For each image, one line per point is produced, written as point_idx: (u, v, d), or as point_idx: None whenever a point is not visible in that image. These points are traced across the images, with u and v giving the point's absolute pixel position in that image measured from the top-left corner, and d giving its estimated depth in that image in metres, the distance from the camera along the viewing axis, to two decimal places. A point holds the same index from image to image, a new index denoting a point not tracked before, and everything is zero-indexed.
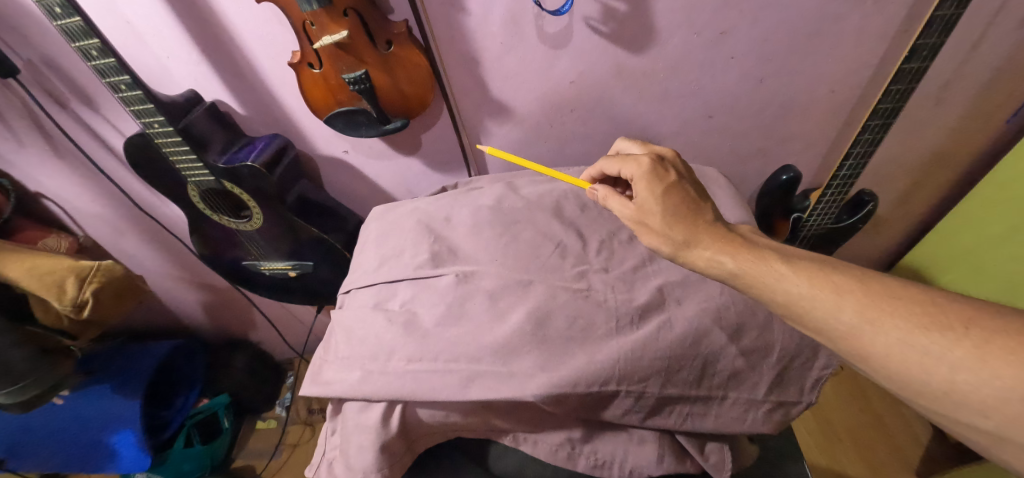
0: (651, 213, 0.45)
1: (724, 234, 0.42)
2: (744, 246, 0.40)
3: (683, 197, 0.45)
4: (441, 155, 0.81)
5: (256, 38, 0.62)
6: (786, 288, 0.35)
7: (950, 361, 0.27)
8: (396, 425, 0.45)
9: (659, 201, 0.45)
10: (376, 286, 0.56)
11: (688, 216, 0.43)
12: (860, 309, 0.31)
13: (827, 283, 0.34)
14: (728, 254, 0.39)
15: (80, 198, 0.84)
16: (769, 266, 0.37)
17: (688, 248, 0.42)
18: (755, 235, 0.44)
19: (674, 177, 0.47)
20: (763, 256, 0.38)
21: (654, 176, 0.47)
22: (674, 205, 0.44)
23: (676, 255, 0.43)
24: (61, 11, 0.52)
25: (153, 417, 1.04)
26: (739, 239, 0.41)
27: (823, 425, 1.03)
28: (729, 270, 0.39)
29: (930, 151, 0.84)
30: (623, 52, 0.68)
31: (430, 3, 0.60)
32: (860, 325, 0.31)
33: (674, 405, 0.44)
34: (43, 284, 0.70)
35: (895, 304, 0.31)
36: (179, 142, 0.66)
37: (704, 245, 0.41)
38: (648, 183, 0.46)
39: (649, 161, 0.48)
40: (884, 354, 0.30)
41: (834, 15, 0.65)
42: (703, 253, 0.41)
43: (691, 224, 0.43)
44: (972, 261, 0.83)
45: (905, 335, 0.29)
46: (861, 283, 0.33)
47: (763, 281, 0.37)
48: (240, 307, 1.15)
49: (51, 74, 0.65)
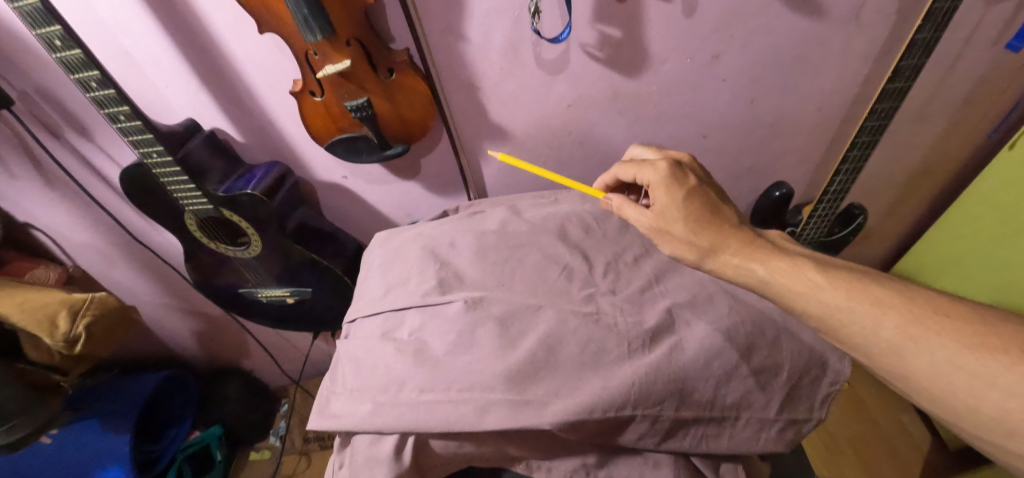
0: (674, 220, 0.47)
1: (750, 239, 0.44)
2: (773, 253, 0.42)
3: (705, 201, 0.47)
4: (441, 179, 0.82)
5: (256, 67, 0.63)
6: (822, 299, 0.36)
7: (1004, 386, 0.28)
8: (409, 458, 0.44)
9: (681, 206, 0.47)
10: (382, 315, 0.56)
11: (711, 222, 0.45)
12: (903, 326, 0.33)
13: (866, 295, 0.35)
14: (757, 261, 0.41)
15: (71, 228, 0.83)
16: (802, 275, 0.38)
17: (714, 255, 0.44)
18: (782, 241, 0.46)
19: (694, 180, 0.49)
20: (795, 262, 0.40)
21: (673, 181, 0.48)
22: (696, 210, 0.46)
23: (702, 261, 0.45)
24: (62, 44, 0.51)
25: (142, 452, 0.98)
26: (764, 245, 0.43)
27: (825, 438, 1.03)
28: (759, 277, 0.41)
29: (915, 165, 0.87)
30: (619, 77, 0.70)
31: (431, 32, 0.62)
32: (901, 341, 0.33)
33: (689, 427, 0.43)
34: (34, 319, 0.68)
35: (941, 321, 0.32)
36: (178, 172, 0.66)
37: (732, 252, 0.43)
38: (668, 188, 0.48)
39: (667, 165, 0.49)
40: (928, 372, 0.31)
41: (819, 39, 0.68)
42: (731, 260, 0.43)
43: (717, 231, 0.45)
44: (960, 270, 0.86)
45: (951, 356, 0.31)
46: (903, 298, 0.34)
47: (796, 290, 0.38)
48: (234, 335, 1.12)
49: (47, 104, 0.65)
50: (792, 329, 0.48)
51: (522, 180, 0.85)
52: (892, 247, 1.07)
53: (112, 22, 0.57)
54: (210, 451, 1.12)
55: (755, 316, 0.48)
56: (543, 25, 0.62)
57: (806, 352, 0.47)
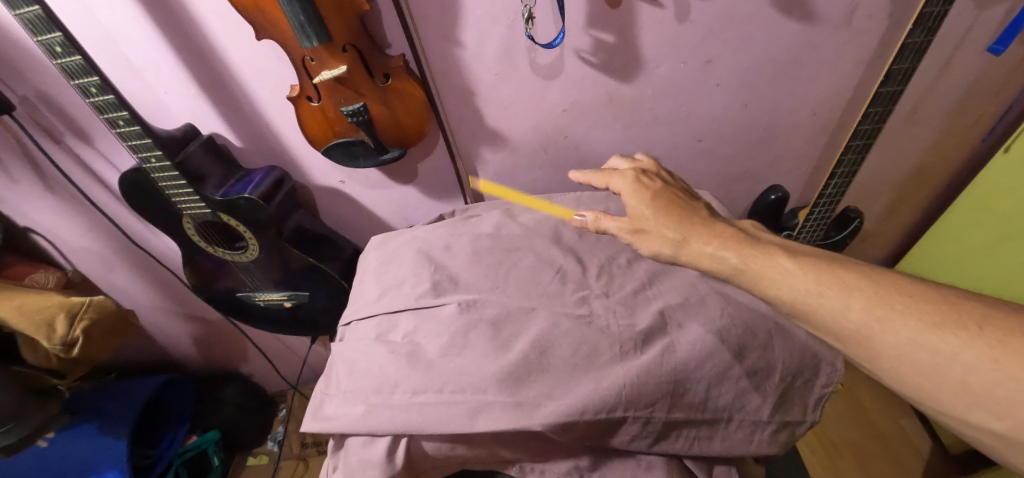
0: (646, 219, 0.48)
1: (724, 230, 0.44)
2: (746, 242, 0.42)
3: (672, 201, 0.49)
4: (438, 183, 0.83)
5: (254, 72, 0.63)
6: (792, 286, 0.36)
7: (965, 363, 0.29)
8: (402, 459, 0.44)
9: (651, 207, 0.48)
10: (377, 317, 0.56)
11: (683, 217, 0.46)
12: (869, 307, 0.33)
13: (833, 279, 0.35)
14: (730, 250, 0.41)
15: (70, 232, 0.83)
16: (774, 261, 0.39)
17: (688, 246, 0.44)
18: (757, 232, 0.46)
19: (660, 186, 0.51)
20: (767, 250, 0.40)
21: (639, 186, 0.51)
22: (666, 209, 0.48)
23: (677, 253, 0.45)
24: (63, 50, 0.52)
25: (141, 457, 0.99)
26: (739, 236, 0.43)
27: (825, 442, 1.02)
28: (732, 265, 0.41)
29: (910, 168, 0.87)
30: (613, 81, 0.70)
31: (426, 37, 0.62)
32: (867, 323, 0.33)
33: (681, 429, 0.44)
34: (32, 323, 0.68)
35: (904, 301, 0.32)
36: (176, 176, 0.66)
37: (706, 242, 0.43)
38: (637, 195, 0.50)
39: (632, 173, 0.52)
40: (894, 352, 0.32)
41: (812, 43, 0.68)
42: (704, 248, 0.43)
43: (689, 225, 0.45)
44: (958, 271, 0.86)
45: (916, 335, 0.31)
46: (868, 279, 0.35)
47: (768, 278, 0.38)
48: (232, 339, 1.12)
49: (47, 109, 0.65)
50: (784, 330, 0.48)
51: (518, 184, 0.86)
52: (889, 250, 1.07)
53: (112, 29, 0.58)
54: (206, 456, 1.10)
55: (747, 318, 0.48)
56: (537, 31, 0.63)
57: (798, 353, 0.47)
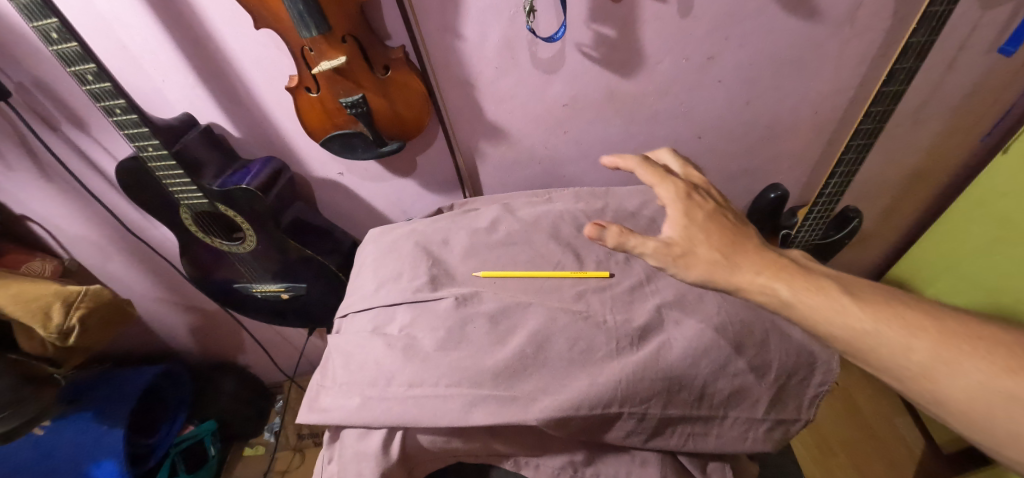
0: (696, 241, 0.43)
1: (773, 259, 0.41)
2: (796, 272, 0.40)
3: (725, 225, 0.45)
4: (436, 177, 0.82)
5: (253, 62, 0.63)
6: (848, 323, 0.36)
7: None
8: (397, 452, 0.44)
9: (701, 229, 0.44)
10: (373, 310, 0.56)
11: (733, 243, 0.43)
12: (933, 348, 0.34)
13: (892, 317, 0.36)
14: (783, 281, 0.39)
15: (67, 220, 0.83)
16: (828, 295, 0.37)
17: (738, 272, 0.40)
18: (806, 261, 0.43)
19: (712, 205, 0.47)
20: (821, 284, 0.38)
21: (690, 203, 0.46)
22: (716, 232, 0.44)
23: (726, 281, 0.41)
24: (59, 37, 0.51)
25: (135, 446, 1.00)
26: (790, 265, 0.40)
27: (819, 438, 1.03)
28: (783, 298, 0.38)
29: (910, 168, 0.87)
30: (614, 77, 0.70)
31: (426, 29, 0.62)
32: (935, 365, 0.34)
33: (676, 425, 0.44)
34: (28, 311, 0.68)
35: (975, 344, 0.33)
36: (173, 166, 0.66)
37: (756, 270, 0.40)
38: (686, 209, 0.46)
39: (683, 188, 0.48)
40: (966, 396, 0.32)
41: (815, 42, 0.68)
42: (757, 278, 0.39)
43: (742, 251, 0.42)
44: (954, 273, 0.88)
45: (990, 378, 0.32)
46: (930, 318, 0.35)
47: (821, 313, 0.37)
48: (229, 330, 1.12)
49: (43, 97, 0.65)
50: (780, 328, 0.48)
51: (517, 178, 0.85)
52: (888, 250, 1.07)
53: (109, 16, 0.57)
54: (203, 446, 1.12)
55: (744, 316, 0.48)
56: (538, 25, 0.62)
57: (794, 351, 0.46)
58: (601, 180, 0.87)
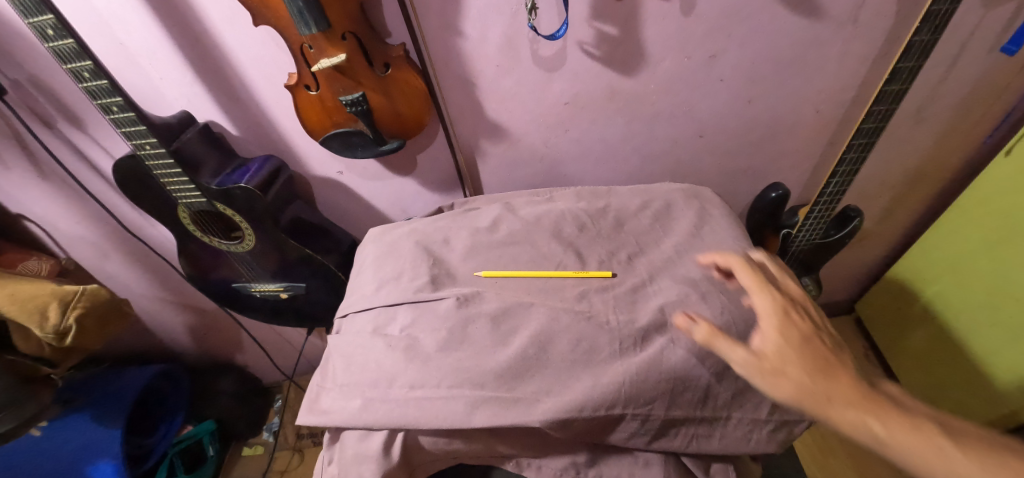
0: (788, 360, 0.39)
1: (871, 393, 0.38)
2: (893, 409, 0.37)
3: (824, 349, 0.41)
4: (437, 176, 0.82)
5: (252, 60, 0.62)
6: (948, 469, 0.34)
7: None
8: (399, 453, 0.44)
9: (797, 348, 0.40)
10: (374, 310, 0.56)
11: (831, 371, 0.39)
12: None
13: (997, 466, 0.34)
14: (875, 417, 0.37)
15: (64, 219, 0.82)
16: (925, 437, 0.36)
17: (831, 406, 0.37)
18: (903, 398, 0.40)
19: (812, 324, 0.43)
20: (919, 425, 0.37)
21: (789, 317, 0.42)
22: (814, 354, 0.40)
23: (817, 411, 0.38)
24: (55, 33, 0.51)
25: (135, 446, 1.00)
26: (890, 404, 0.37)
27: (818, 437, 1.04)
28: (875, 436, 0.36)
29: (912, 167, 0.87)
30: (615, 75, 0.69)
31: (427, 26, 0.61)
32: None
33: (680, 426, 0.43)
34: (24, 311, 0.68)
35: None
36: (170, 164, 0.65)
37: (850, 405, 0.37)
38: (783, 331, 0.41)
39: (783, 298, 0.44)
40: None
41: (818, 40, 0.67)
42: (853, 416, 0.37)
43: (839, 382, 0.38)
44: (955, 273, 0.88)
45: None
46: None
47: (915, 452, 0.35)
48: (228, 330, 1.12)
49: (39, 94, 0.64)
50: None
51: (518, 178, 0.85)
52: (888, 249, 1.07)
53: (106, 13, 0.56)
54: (202, 446, 1.11)
55: (748, 316, 0.47)
56: (540, 22, 0.62)
57: None
58: (602, 179, 0.87)
